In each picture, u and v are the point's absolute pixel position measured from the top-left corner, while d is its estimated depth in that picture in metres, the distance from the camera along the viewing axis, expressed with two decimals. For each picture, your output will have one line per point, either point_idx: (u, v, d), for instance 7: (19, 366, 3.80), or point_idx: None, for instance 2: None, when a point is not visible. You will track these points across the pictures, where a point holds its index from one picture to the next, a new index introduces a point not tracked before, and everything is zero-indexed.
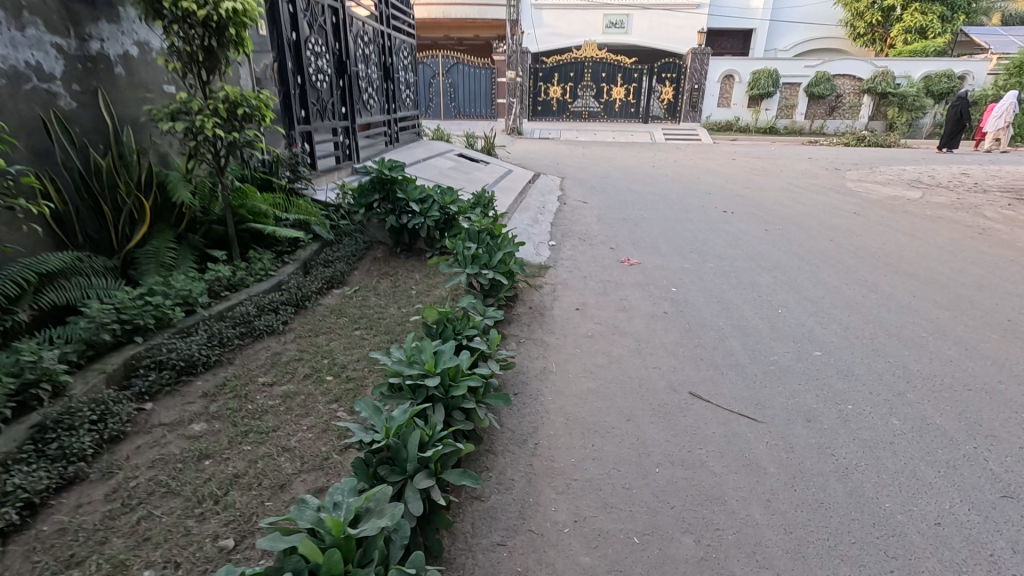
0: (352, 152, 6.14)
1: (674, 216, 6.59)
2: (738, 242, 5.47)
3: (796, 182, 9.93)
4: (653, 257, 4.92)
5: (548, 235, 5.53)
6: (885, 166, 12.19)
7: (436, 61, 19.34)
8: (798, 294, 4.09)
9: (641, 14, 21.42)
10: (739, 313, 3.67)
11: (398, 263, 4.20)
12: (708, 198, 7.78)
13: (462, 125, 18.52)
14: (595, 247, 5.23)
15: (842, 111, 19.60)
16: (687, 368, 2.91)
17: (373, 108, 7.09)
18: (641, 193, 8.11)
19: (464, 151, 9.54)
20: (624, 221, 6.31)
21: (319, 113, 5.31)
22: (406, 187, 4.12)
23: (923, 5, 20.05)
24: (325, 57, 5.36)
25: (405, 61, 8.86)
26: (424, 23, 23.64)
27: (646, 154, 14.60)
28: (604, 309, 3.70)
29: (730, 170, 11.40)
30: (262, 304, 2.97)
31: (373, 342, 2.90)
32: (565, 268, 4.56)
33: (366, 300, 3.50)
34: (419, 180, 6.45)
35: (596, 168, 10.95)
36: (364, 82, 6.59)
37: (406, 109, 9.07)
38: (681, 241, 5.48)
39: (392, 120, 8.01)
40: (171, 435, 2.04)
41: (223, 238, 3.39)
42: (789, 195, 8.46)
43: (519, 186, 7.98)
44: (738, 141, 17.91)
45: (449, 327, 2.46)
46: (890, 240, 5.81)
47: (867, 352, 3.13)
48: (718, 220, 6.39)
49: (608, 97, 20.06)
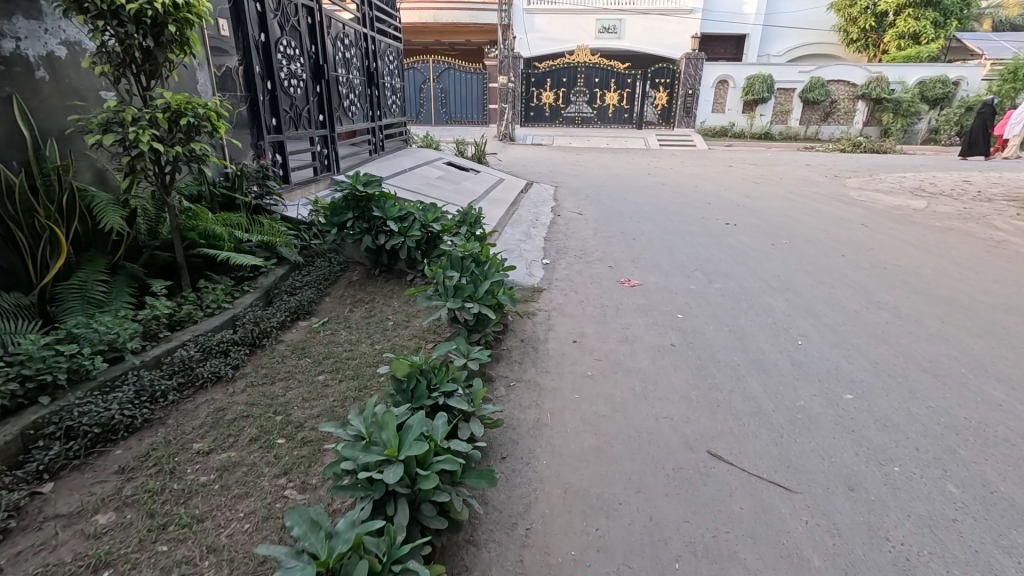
0: (330, 162, 5.73)
1: (675, 229, 6.23)
2: (745, 259, 5.10)
3: (797, 191, 9.64)
4: (655, 276, 4.54)
5: (541, 252, 5.14)
6: (885, 173, 11.92)
7: (427, 66, 18.99)
8: (816, 320, 3.72)
9: (635, 18, 21.21)
10: (755, 344, 3.29)
11: (375, 288, 3.79)
12: (709, 209, 7.43)
13: (453, 131, 18.16)
14: (592, 265, 4.84)
15: (837, 116, 19.41)
16: (702, 417, 2.52)
17: (355, 115, 6.70)
18: (639, 203, 7.74)
19: (454, 160, 9.15)
20: (622, 235, 5.94)
21: (292, 122, 4.90)
22: (384, 204, 3.70)
23: (916, 10, 19.98)
24: (300, 61, 4.97)
25: (391, 65, 8.48)
26: (416, 27, 23.33)
27: (641, 161, 14.29)
28: (605, 341, 3.30)
29: (728, 178, 11.08)
30: (208, 345, 2.56)
31: (337, 390, 2.49)
32: (560, 290, 4.16)
33: (335, 334, 3.10)
34: (402, 192, 6.04)
35: (591, 176, 10.59)
36: (345, 88, 6.19)
37: (393, 116, 8.67)
38: (684, 257, 5.11)
39: (377, 128, 7.62)
40: (66, 533, 1.63)
41: (170, 265, 2.97)
42: (791, 205, 8.14)
43: (511, 197, 7.59)
44: (733, 147, 17.65)
45: (423, 381, 2.04)
46: (904, 255, 5.47)
47: (904, 394, 2.75)
48: (721, 234, 6.04)
49: (601, 102, 19.80)
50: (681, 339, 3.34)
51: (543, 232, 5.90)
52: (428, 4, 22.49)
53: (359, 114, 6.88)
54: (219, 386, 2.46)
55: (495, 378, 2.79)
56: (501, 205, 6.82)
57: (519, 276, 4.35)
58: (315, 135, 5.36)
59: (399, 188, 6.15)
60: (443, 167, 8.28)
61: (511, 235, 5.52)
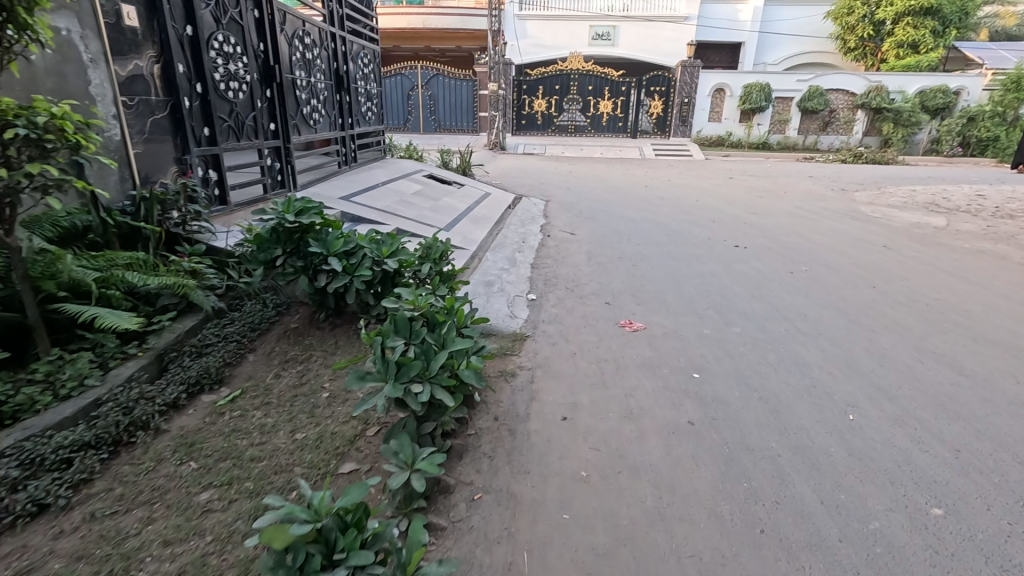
0: (284, 177, 4.98)
1: (678, 253, 5.53)
2: (763, 293, 4.39)
3: (805, 206, 9.00)
4: (661, 318, 3.81)
5: (527, 284, 4.40)
6: (893, 186, 11.34)
7: (415, 72, 18.35)
8: (863, 379, 3.00)
9: (629, 25, 20.70)
10: (797, 421, 2.56)
11: (315, 342, 3.03)
12: (714, 228, 6.73)
13: (442, 140, 17.49)
14: (587, 301, 4.10)
15: (836, 126, 18.91)
16: (744, 555, 1.78)
17: (320, 124, 5.96)
18: (637, 221, 7.04)
19: (435, 172, 8.41)
20: (620, 261, 5.23)
21: (232, 131, 4.15)
22: (325, 237, 2.95)
23: (914, 19, 19.61)
24: (242, 61, 4.22)
25: (366, 69, 7.75)
26: (405, 33, 22.73)
27: (636, 171, 13.65)
28: (604, 418, 2.56)
29: (730, 191, 10.43)
30: (39, 454, 1.80)
31: (220, 522, 1.73)
32: (547, 337, 3.42)
33: (244, 414, 2.33)
34: (369, 211, 5.27)
35: (585, 189, 9.89)
36: (305, 92, 5.45)
37: (368, 124, 7.94)
38: (693, 291, 4.38)
39: (347, 137, 6.89)
40: None
41: (18, 327, 2.22)
42: (802, 223, 7.47)
43: (496, 213, 6.86)
44: (731, 158, 17.08)
45: (317, 552, 1.31)
46: (943, 286, 4.76)
47: (1011, 507, 2.03)
48: (732, 261, 5.33)
49: (595, 111, 19.23)
50: (701, 415, 2.60)
51: (530, 257, 5.16)
52: (417, 10, 21.89)
53: (325, 123, 6.15)
54: (44, 520, 1.71)
55: (454, 486, 2.04)
56: (483, 224, 6.07)
57: (499, 319, 3.60)
58: (263, 147, 4.60)
59: (366, 206, 5.39)
60: (423, 180, 7.54)
61: (492, 264, 4.77)
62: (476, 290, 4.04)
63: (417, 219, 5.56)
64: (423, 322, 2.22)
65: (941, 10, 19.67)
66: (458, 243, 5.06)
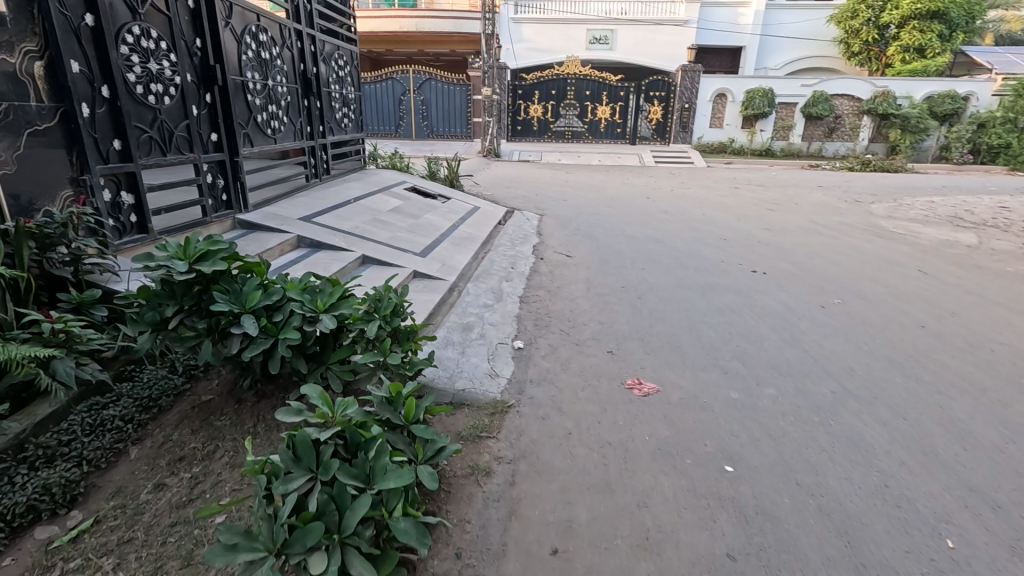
0: (230, 196, 4.26)
1: (689, 282, 4.83)
2: (795, 337, 3.68)
3: (820, 220, 8.34)
4: (677, 375, 3.09)
5: (514, 326, 3.68)
6: (910, 197, 10.68)
7: (406, 77, 17.68)
8: (950, 472, 2.28)
9: (627, 29, 20.14)
10: (878, 554, 1.84)
11: (228, 425, 2.29)
12: (725, 250, 6.03)
13: (434, 147, 16.82)
14: (585, 350, 3.38)
15: (842, 132, 18.31)
16: None
17: (281, 133, 5.24)
18: (640, 241, 6.33)
19: (420, 184, 7.69)
20: (622, 292, 4.52)
21: (154, 143, 3.43)
22: (236, 287, 2.22)
23: (920, 22, 19.02)
24: (169, 58, 3.51)
25: (341, 71, 7.04)
26: (398, 37, 22.13)
27: (636, 180, 13.00)
28: (610, 550, 1.84)
29: (737, 203, 9.75)
30: None
31: None
32: (535, 407, 2.69)
33: (82, 567, 1.62)
34: (331, 234, 4.53)
35: (582, 201, 9.19)
36: (259, 96, 4.73)
37: (344, 132, 7.23)
38: (712, 335, 3.67)
39: (317, 147, 6.17)
40: None
41: None
42: (822, 241, 6.77)
43: (484, 232, 6.16)
44: (733, 165, 16.44)
45: None
46: (1001, 323, 4.05)
47: None
48: (750, 292, 4.63)
49: (592, 117, 18.64)
50: (743, 543, 1.88)
51: (519, 288, 4.45)
52: (410, 12, 21.24)
53: (288, 131, 5.43)
54: None
55: None
56: (467, 246, 5.36)
57: (474, 380, 2.87)
58: (200, 161, 3.88)
59: (329, 226, 4.68)
60: (404, 194, 6.82)
61: (473, 299, 4.05)
62: (449, 337, 3.31)
63: (389, 241, 4.84)
64: (343, 446, 1.51)
65: (948, 13, 19.11)
66: (434, 274, 4.34)
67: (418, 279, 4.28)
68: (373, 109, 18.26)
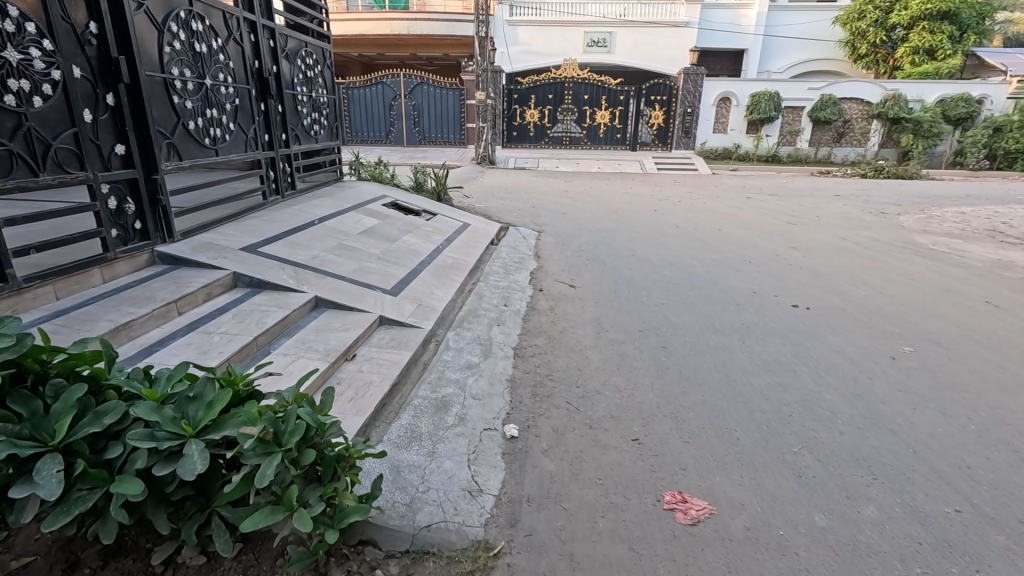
0: (146, 224, 3.36)
1: (720, 324, 3.96)
2: (875, 409, 2.80)
3: (848, 236, 7.51)
4: (732, 483, 2.22)
5: (505, 397, 2.79)
6: (937, 208, 9.86)
7: (396, 81, 16.84)
8: None
9: (626, 31, 19.40)
10: None
11: None
12: (754, 277, 5.17)
13: (426, 154, 15.97)
14: (602, 438, 2.49)
15: (850, 137, 17.56)
16: None
17: (227, 143, 4.34)
18: (654, 266, 5.46)
19: (402, 199, 6.80)
20: (641, 338, 3.64)
21: (16, 160, 2.56)
22: (41, 407, 1.35)
23: (931, 23, 18.32)
24: (39, 43, 2.63)
25: (310, 71, 6.15)
26: (389, 40, 21.35)
27: (640, 189, 12.17)
28: None
29: (753, 215, 8.90)
30: None
31: None
32: (535, 555, 1.81)
33: None
34: (276, 268, 3.64)
35: (584, 215, 8.33)
36: (192, 97, 3.84)
37: (314, 140, 6.35)
38: (765, 409, 2.80)
39: (277, 158, 5.28)
40: None
41: None
42: (861, 263, 5.92)
43: (473, 257, 5.28)
44: (739, 172, 15.65)
45: None
46: None
47: None
48: (798, 336, 3.76)
49: (591, 122, 17.84)
50: None
51: (512, 336, 3.57)
52: (401, 14, 20.43)
53: (238, 141, 4.53)
54: None
55: None
56: (451, 276, 4.48)
57: (446, 504, 1.99)
58: (97, 181, 2.99)
59: (279, 259, 3.80)
60: (381, 211, 5.93)
61: (454, 355, 3.16)
62: (417, 425, 2.42)
63: (354, 275, 3.94)
64: None
65: (958, 14, 18.42)
66: (405, 320, 3.45)
67: (386, 327, 3.38)
68: (362, 115, 17.40)
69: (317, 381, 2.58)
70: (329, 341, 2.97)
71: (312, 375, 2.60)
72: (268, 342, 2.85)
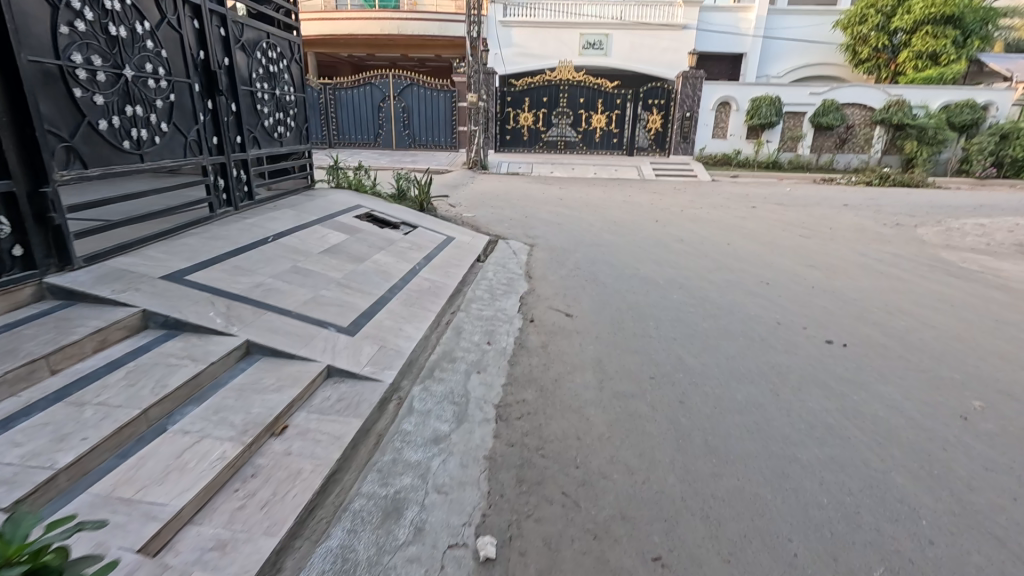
0: (30, 250, 2.66)
1: (746, 368, 3.30)
2: (966, 502, 2.15)
3: (868, 251, 6.91)
4: None
5: (481, 487, 2.11)
6: (955, 220, 9.28)
7: (386, 82, 16.14)
8: None
9: (623, 33, 18.85)
10: None
11: None
12: (775, 304, 4.52)
13: (415, 158, 15.28)
14: (610, 557, 1.82)
15: (853, 143, 17.04)
16: None
17: (158, 146, 3.65)
18: (660, 289, 4.80)
19: (378, 210, 6.11)
20: (653, 390, 2.98)
21: None
22: None
23: (934, 28, 17.87)
24: None
25: (273, 65, 5.46)
26: (380, 40, 20.67)
27: (639, 197, 11.54)
28: None
29: (762, 227, 8.27)
30: None
31: None
32: None
33: None
34: (200, 303, 2.92)
35: (580, 226, 7.66)
36: (105, 90, 3.14)
37: (278, 144, 5.66)
38: (824, 502, 2.13)
39: (229, 164, 4.57)
40: None
41: None
42: (891, 284, 5.28)
43: (454, 278, 4.59)
44: (740, 179, 15.08)
45: None
46: None
47: None
48: (841, 385, 3.12)
49: (587, 126, 17.25)
50: None
51: (495, 389, 2.88)
52: (391, 14, 19.77)
53: (175, 144, 3.85)
54: None
55: None
56: (426, 306, 3.79)
57: None
58: None
59: (210, 290, 3.08)
60: (352, 224, 5.23)
61: (418, 421, 2.47)
62: (353, 548, 1.74)
63: (304, 308, 3.23)
64: None
65: (962, 18, 18.00)
66: (360, 370, 2.75)
67: (336, 379, 2.69)
68: (349, 117, 16.69)
69: (221, 475, 1.87)
70: (253, 407, 2.26)
71: (216, 465, 1.89)
72: (167, 413, 2.14)
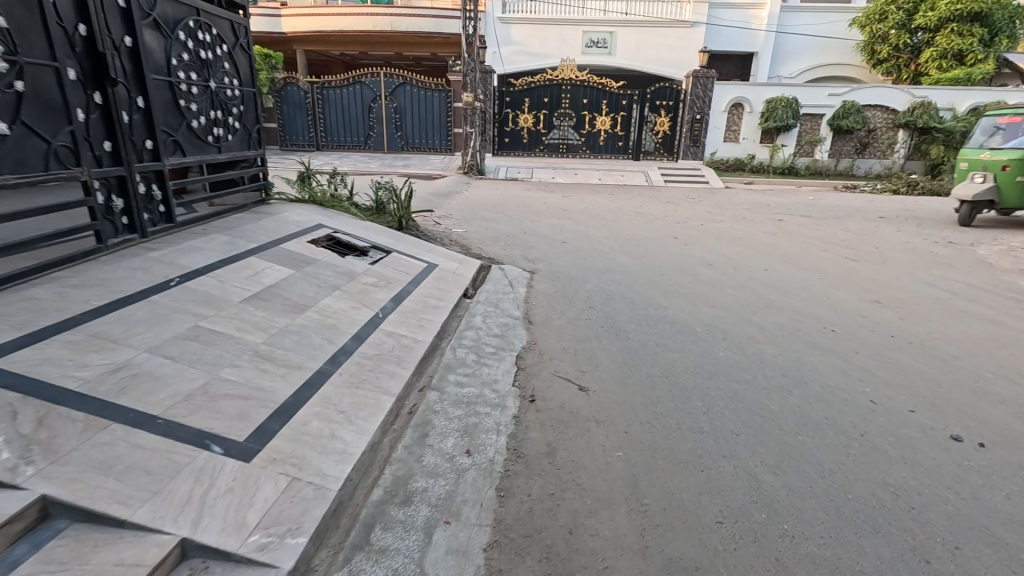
0: None
1: (859, 501, 2.15)
2: None
3: (933, 279, 5.76)
4: None
5: None
6: (1016, 236, 8.10)
7: (377, 81, 15.00)
8: None
9: (628, 30, 17.75)
10: None
11: None
12: (858, 368, 3.37)
13: (405, 162, 14.17)
14: None
15: (875, 147, 15.87)
16: None
17: None
18: (702, 343, 3.67)
19: (343, 231, 4.98)
20: (729, 556, 1.84)
21: None
22: None
23: (960, 26, 16.72)
24: None
25: (206, 49, 4.32)
26: (372, 37, 19.55)
27: (649, 207, 10.42)
28: None
29: (797, 246, 7.13)
30: None
31: None
32: None
33: None
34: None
35: (588, 246, 6.53)
36: None
37: (216, 149, 4.51)
38: None
39: (130, 178, 3.45)
40: None
41: None
42: (991, 333, 4.12)
43: (429, 330, 3.46)
44: (755, 186, 13.98)
45: None
46: None
47: None
48: (1020, 540, 1.97)
49: (590, 128, 16.11)
50: None
51: (471, 567, 1.73)
52: (383, 9, 18.67)
53: (27, 152, 2.75)
54: None
55: None
56: (382, 387, 2.64)
57: None
58: None
59: (25, 387, 1.95)
60: (303, 253, 4.10)
61: None
62: None
63: (181, 410, 2.08)
64: None
65: (990, 16, 16.87)
66: (236, 545, 1.60)
67: (192, 569, 1.54)
68: (337, 118, 15.57)
69: None
70: None
71: None
72: None
